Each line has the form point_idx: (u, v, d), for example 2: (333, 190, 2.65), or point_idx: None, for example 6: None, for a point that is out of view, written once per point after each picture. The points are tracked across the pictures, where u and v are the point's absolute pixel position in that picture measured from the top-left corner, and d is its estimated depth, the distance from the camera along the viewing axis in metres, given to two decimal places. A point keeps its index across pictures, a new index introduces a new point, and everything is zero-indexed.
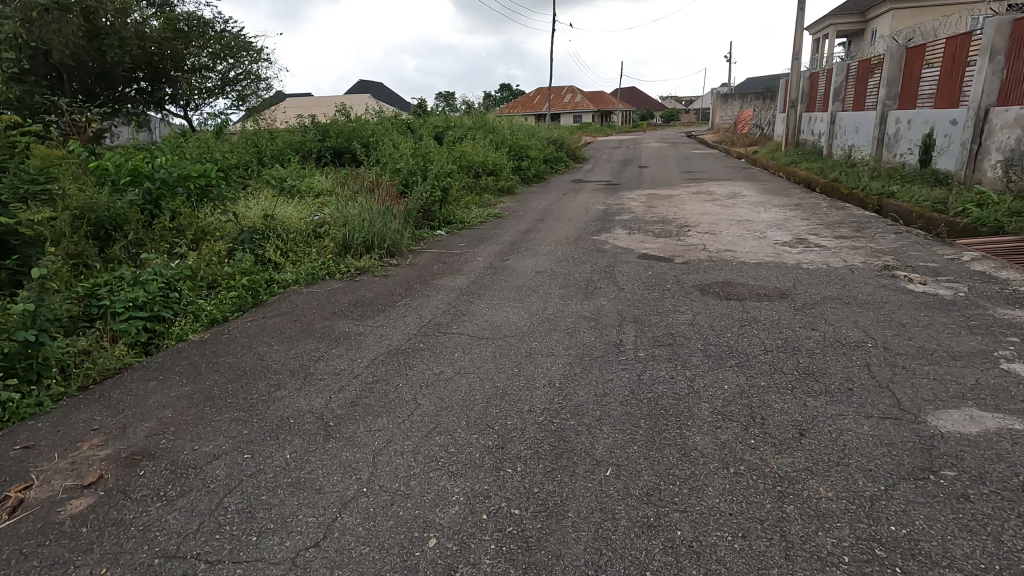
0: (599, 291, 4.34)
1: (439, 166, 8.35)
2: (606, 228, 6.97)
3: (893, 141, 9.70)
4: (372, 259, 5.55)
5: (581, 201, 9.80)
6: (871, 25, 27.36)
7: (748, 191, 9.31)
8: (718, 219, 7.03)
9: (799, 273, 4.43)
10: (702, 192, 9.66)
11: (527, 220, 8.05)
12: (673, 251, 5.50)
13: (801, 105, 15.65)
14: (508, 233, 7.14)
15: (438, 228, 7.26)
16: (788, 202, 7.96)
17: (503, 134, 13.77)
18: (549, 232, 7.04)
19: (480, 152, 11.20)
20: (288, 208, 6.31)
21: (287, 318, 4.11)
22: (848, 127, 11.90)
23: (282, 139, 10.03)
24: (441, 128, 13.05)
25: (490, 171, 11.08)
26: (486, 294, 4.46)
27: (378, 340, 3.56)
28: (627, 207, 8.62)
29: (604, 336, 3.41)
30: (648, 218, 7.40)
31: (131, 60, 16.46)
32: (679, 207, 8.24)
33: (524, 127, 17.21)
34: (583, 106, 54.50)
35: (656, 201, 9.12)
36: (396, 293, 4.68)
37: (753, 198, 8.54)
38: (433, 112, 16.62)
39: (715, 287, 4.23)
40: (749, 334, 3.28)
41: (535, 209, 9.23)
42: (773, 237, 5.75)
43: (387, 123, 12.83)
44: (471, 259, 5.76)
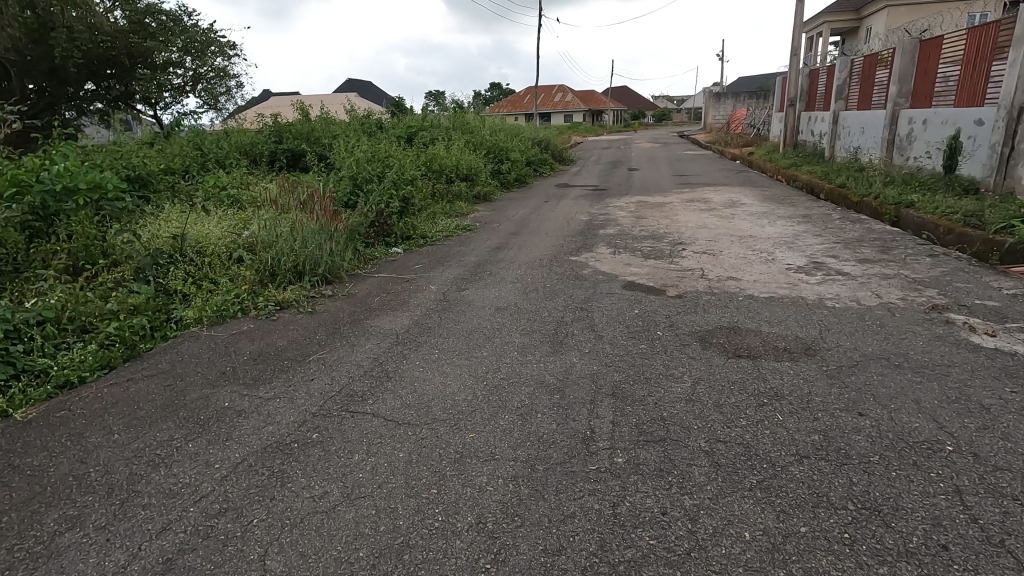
0: (570, 339, 3.40)
1: (398, 172, 7.35)
2: (587, 245, 6.05)
3: (906, 143, 8.82)
4: (299, 290, 4.57)
5: (563, 210, 8.87)
6: (865, 23, 26.54)
7: (747, 199, 8.40)
8: (717, 234, 6.10)
9: (823, 315, 3.51)
10: (696, 200, 8.74)
11: (499, 234, 7.10)
12: (664, 278, 4.58)
13: (801, 105, 14.75)
14: (475, 251, 6.19)
15: (392, 245, 6.30)
16: (794, 213, 7.06)
17: (482, 135, 12.78)
18: (523, 249, 6.10)
19: (453, 156, 10.21)
20: (206, 225, 5.30)
21: (157, 383, 3.11)
22: (854, 128, 11.00)
23: (229, 141, 9.00)
24: (414, 129, 12.05)
25: (464, 176, 10.09)
26: (427, 344, 3.49)
27: (259, 427, 2.58)
28: (614, 218, 7.70)
29: (570, 420, 2.47)
30: (637, 233, 6.48)
31: (84, 55, 15.28)
32: (671, 218, 7.33)
33: (507, 127, 16.20)
34: (574, 105, 53.62)
35: (647, 210, 8.20)
36: (315, 339, 3.69)
37: (753, 207, 7.65)
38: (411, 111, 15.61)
39: (719, 336, 3.29)
40: (772, 423, 2.34)
41: (512, 219, 8.28)
42: (784, 260, 4.83)
43: (354, 123, 11.80)
44: (422, 288, 4.79)
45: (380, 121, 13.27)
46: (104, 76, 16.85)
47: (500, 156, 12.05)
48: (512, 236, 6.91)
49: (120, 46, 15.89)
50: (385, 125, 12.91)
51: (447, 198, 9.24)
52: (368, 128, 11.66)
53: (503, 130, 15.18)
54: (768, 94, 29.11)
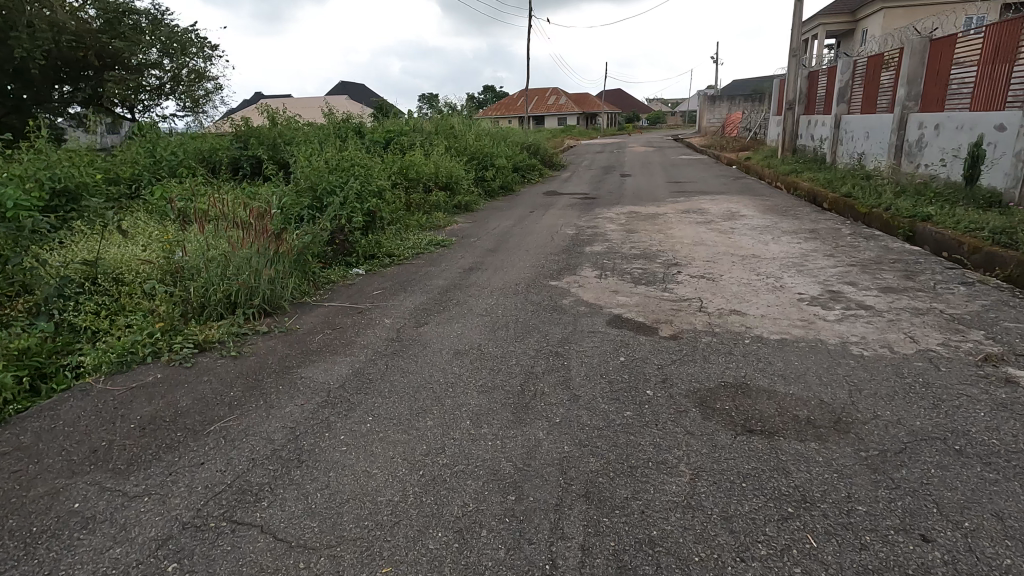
0: (539, 401, 2.74)
1: (364, 181, 6.67)
2: (571, 265, 5.41)
3: (917, 149, 8.22)
4: (228, 327, 3.88)
5: (549, 221, 8.23)
6: (861, 25, 26.06)
7: (747, 210, 7.78)
8: (716, 253, 5.47)
9: (850, 366, 2.87)
10: (692, 211, 8.12)
11: (475, 250, 6.44)
12: (657, 310, 3.94)
13: (800, 108, 14.16)
14: (446, 272, 5.54)
15: (353, 267, 5.63)
16: (800, 227, 6.43)
17: (466, 140, 12.13)
18: (500, 270, 5.44)
19: (432, 163, 9.55)
20: (130, 249, 4.61)
21: (6, 466, 2.43)
22: (858, 133, 10.42)
23: (187, 148, 8.30)
24: (394, 134, 11.39)
25: (442, 185, 9.43)
26: (362, 405, 2.82)
27: (105, 549, 1.89)
28: (602, 232, 7.07)
29: (525, 544, 1.80)
30: (627, 251, 5.84)
31: (49, 57, 14.49)
32: (665, 232, 6.70)
33: (495, 131, 15.57)
34: (568, 109, 53.13)
35: (639, 223, 7.57)
36: (227, 397, 3.00)
37: (754, 220, 7.02)
38: (394, 116, 14.94)
39: (722, 399, 2.65)
40: (802, 555, 1.68)
41: (493, 232, 7.63)
42: (794, 288, 4.20)
43: (330, 128, 11.12)
44: (375, 322, 4.11)
45: (359, 124, 12.60)
46: (78, 78, 16.21)
47: (485, 162, 11.40)
48: (489, 253, 6.26)
49: (90, 46, 15.24)
50: (364, 129, 12.24)
51: (424, 209, 8.59)
52: (344, 132, 10.98)
53: (489, 134, 14.54)
54: (763, 97, 28.61)
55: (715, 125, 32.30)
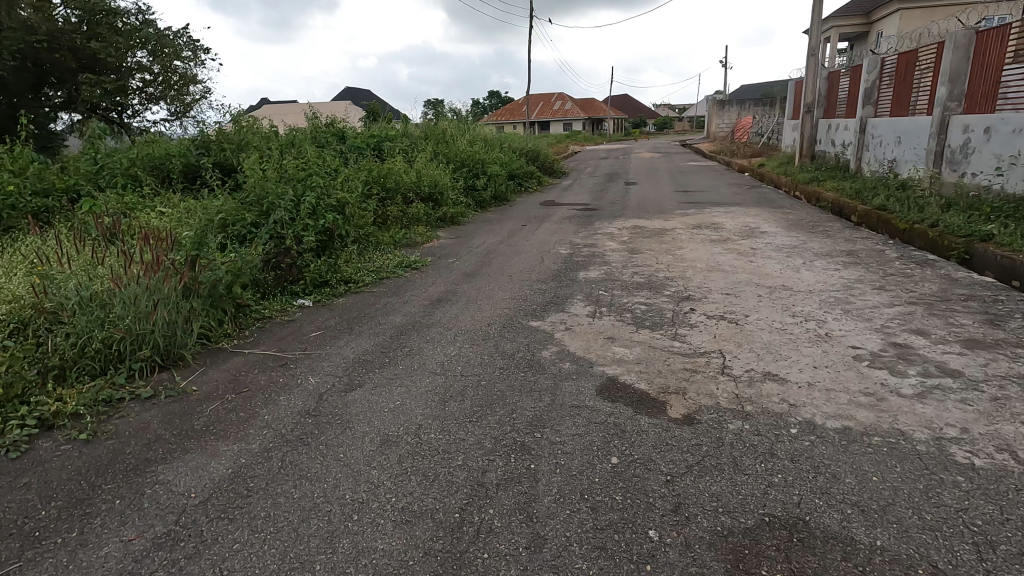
0: (483, 550, 1.77)
1: (323, 193, 5.75)
2: (559, 297, 4.45)
3: (962, 155, 7.20)
4: (94, 394, 2.92)
5: (542, 237, 7.28)
6: (875, 27, 25.00)
7: (768, 226, 6.80)
8: (737, 283, 4.50)
9: (962, 493, 1.88)
10: (705, 227, 7.14)
11: (451, 275, 5.50)
12: (664, 372, 2.97)
13: (820, 110, 13.17)
14: (408, 304, 4.59)
15: (297, 298, 4.70)
16: (834, 249, 5.44)
17: (457, 146, 11.23)
18: (473, 303, 4.50)
19: (414, 172, 8.65)
20: (2, 281, 3.68)
21: None
22: (888, 138, 9.45)
23: (134, 153, 7.38)
24: (377, 139, 10.49)
25: (424, 196, 8.53)
26: (214, 549, 1.85)
27: None
28: (601, 252, 6.11)
29: None
30: (628, 278, 4.88)
31: (18, 59, 13.70)
32: (674, 254, 5.73)
33: (491, 136, 14.66)
34: (573, 114, 52.30)
35: (644, 240, 6.60)
36: (31, 522, 2.04)
37: (778, 238, 6.04)
38: (383, 120, 14.05)
39: (770, 557, 1.66)
40: None
41: (476, 250, 6.69)
42: (845, 338, 3.22)
43: (307, 132, 10.23)
44: (296, 383, 3.15)
45: (343, 128, 11.71)
46: (53, 82, 15.44)
47: (475, 169, 10.47)
48: (466, 278, 5.31)
49: (64, 48, 14.52)
50: (346, 134, 11.35)
51: (401, 223, 7.67)
52: (322, 137, 10.10)
53: (484, 140, 13.63)
54: (774, 101, 27.57)
55: (724, 131, 31.28)
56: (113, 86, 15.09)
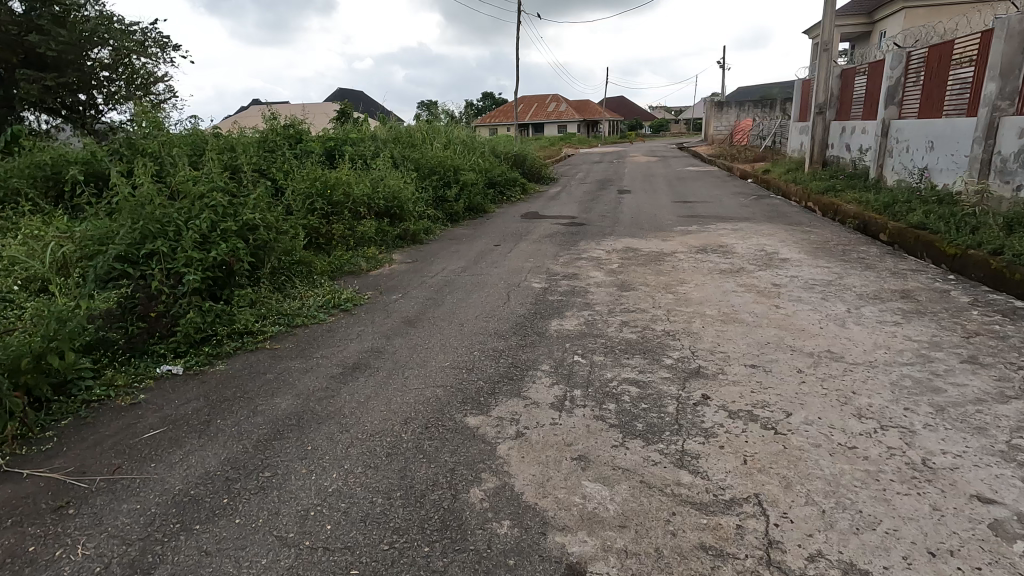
0: None
1: (226, 213, 4.47)
2: (518, 366, 3.22)
3: (1018, 164, 6.01)
4: None
5: (516, 261, 6.05)
6: (878, 26, 23.89)
7: (789, 251, 5.59)
8: (764, 346, 3.27)
9: None
10: (711, 250, 5.92)
11: (388, 321, 4.26)
12: (668, 555, 1.72)
13: (832, 112, 12.02)
14: (312, 374, 3.34)
15: (161, 363, 3.43)
16: (882, 288, 4.22)
17: (427, 151, 9.99)
18: (400, 372, 3.26)
19: (369, 182, 7.41)
20: None
21: None
22: (918, 143, 8.29)
23: (19, 160, 6.07)
24: (335, 142, 9.24)
25: (380, 210, 7.30)
26: None
27: None
28: (584, 285, 4.89)
29: None
30: (615, 333, 3.65)
31: None
32: (675, 291, 4.51)
33: (472, 139, 13.43)
34: (566, 116, 51.11)
35: (638, 268, 5.38)
36: None
37: (805, 271, 4.82)
38: (352, 122, 12.79)
39: None
40: None
41: (431, 280, 5.45)
42: (959, 476, 1.99)
43: (253, 135, 8.95)
44: (52, 557, 1.89)
45: (302, 130, 10.45)
46: None
47: (447, 177, 9.24)
48: (405, 327, 4.09)
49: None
50: (304, 137, 10.09)
51: (347, 245, 6.44)
52: (271, 142, 8.84)
53: (463, 143, 12.37)
54: (773, 104, 26.42)
55: (722, 133, 30.10)
56: (53, 83, 13.70)
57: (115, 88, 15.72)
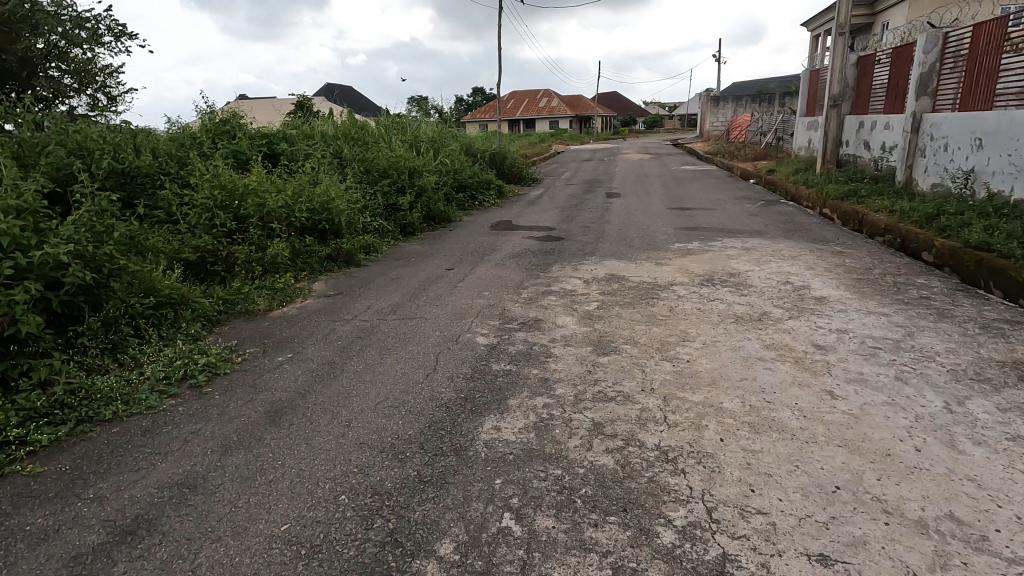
0: None
1: (14, 248, 3.02)
2: (400, 544, 1.81)
3: None
4: None
5: (466, 295, 4.66)
6: (880, 17, 22.52)
7: (823, 286, 4.23)
8: (831, 496, 1.90)
9: None
10: (720, 282, 4.54)
11: (246, 411, 2.85)
12: None
13: (847, 105, 10.66)
14: (46, 550, 1.91)
15: None
16: (982, 359, 2.86)
17: (382, 149, 8.56)
18: (192, 552, 1.84)
19: (291, 190, 5.97)
20: None
21: None
22: (960, 140, 6.94)
23: None
24: (267, 140, 7.78)
25: (305, 225, 5.88)
26: None
27: None
28: (547, 341, 3.50)
29: None
30: (582, 453, 2.26)
31: None
32: (675, 357, 3.13)
33: (443, 135, 12.00)
34: (557, 112, 49.61)
35: (624, 310, 4.00)
36: None
37: (857, 322, 3.45)
38: (306, 117, 11.30)
39: None
40: None
41: (344, 328, 4.04)
42: None
43: (167, 132, 7.49)
44: None
45: (240, 126, 9.01)
46: None
47: (402, 181, 7.83)
48: (263, 426, 2.67)
49: None
50: (239, 132, 8.64)
51: (250, 272, 5.02)
52: (190, 141, 7.41)
53: (431, 140, 10.94)
54: (772, 99, 25.01)
55: (718, 130, 28.69)
56: None
57: (52, 79, 14.20)
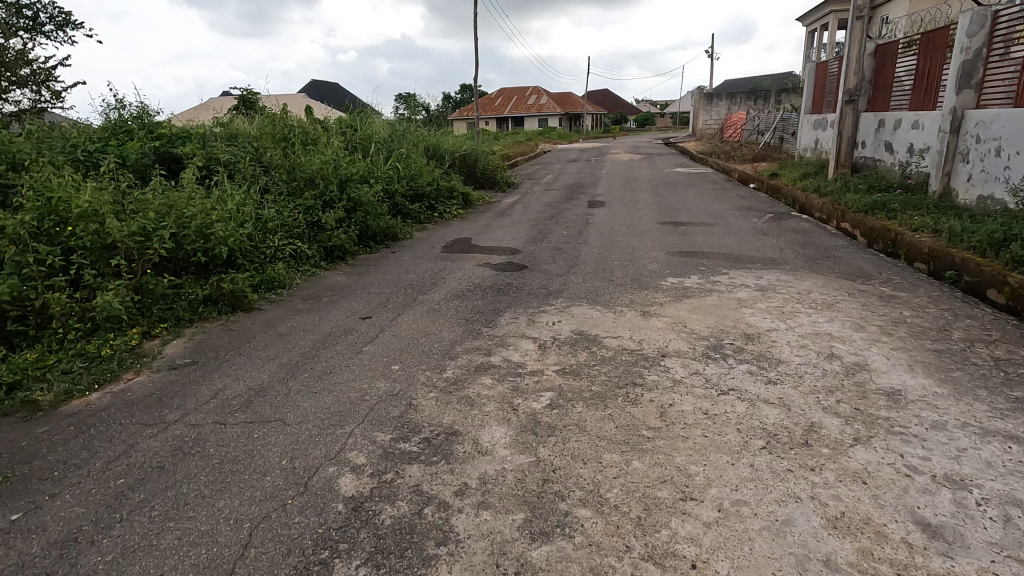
0: None
1: None
2: None
3: None
4: None
5: (365, 371, 3.21)
6: (880, 9, 21.28)
7: (888, 368, 2.82)
8: None
9: None
10: (734, 354, 3.12)
11: None
12: None
13: (864, 101, 9.28)
14: None
15: None
16: None
17: (314, 153, 7.08)
18: None
19: (157, 206, 4.47)
20: None
21: None
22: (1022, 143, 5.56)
23: None
24: (162, 142, 6.27)
25: (175, 257, 4.41)
26: None
27: None
28: (450, 495, 2.05)
29: None
30: None
31: None
32: (669, 555, 1.71)
33: (404, 136, 10.52)
34: (546, 109, 48.15)
35: (589, 414, 2.57)
36: None
37: (976, 463, 2.04)
38: (243, 113, 9.78)
39: None
40: None
41: (151, 441, 2.58)
42: None
43: (34, 131, 5.97)
44: None
45: (147, 122, 7.48)
46: None
47: (331, 193, 6.36)
48: None
49: None
50: (142, 129, 7.11)
51: (70, 332, 3.55)
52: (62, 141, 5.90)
53: (385, 140, 9.45)
54: (768, 96, 23.70)
55: (711, 128, 27.38)
56: None
57: None
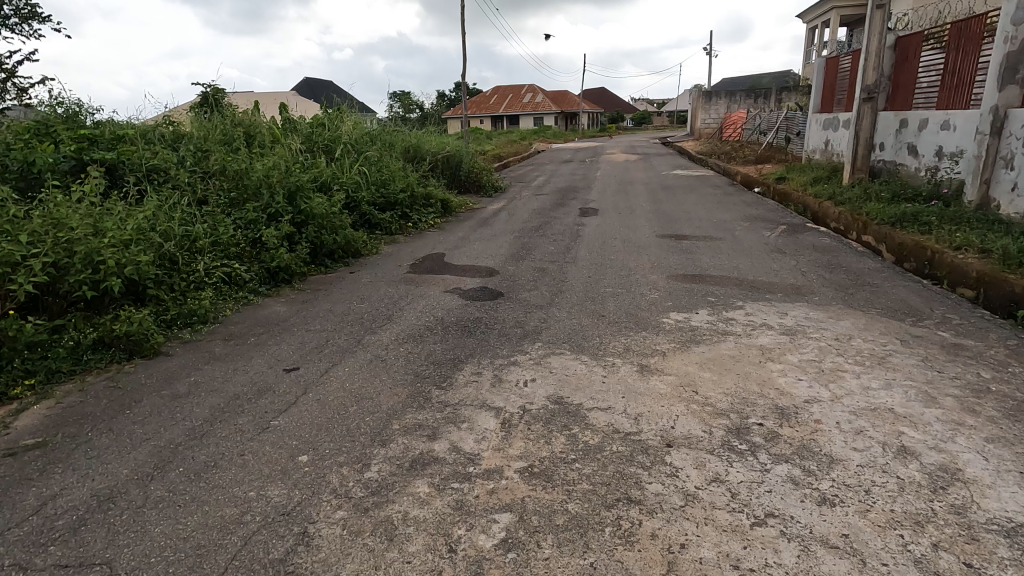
0: None
1: None
2: None
3: None
4: None
5: (259, 468, 2.34)
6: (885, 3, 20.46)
7: (989, 478, 1.98)
8: None
9: None
10: (766, 445, 2.27)
11: None
12: None
13: (883, 99, 8.43)
14: None
15: None
16: None
17: (264, 157, 6.19)
18: None
19: (35, 227, 3.58)
20: None
21: None
22: None
23: None
24: (80, 144, 5.37)
25: (56, 290, 3.53)
26: None
27: None
28: None
29: None
30: None
31: None
32: None
33: (379, 137, 9.62)
34: (541, 108, 47.25)
35: (561, 565, 1.71)
36: None
37: None
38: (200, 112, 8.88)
39: None
40: None
41: None
42: None
43: None
44: None
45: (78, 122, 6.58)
46: None
47: (277, 204, 5.47)
48: None
49: None
50: (69, 126, 6.20)
51: None
52: None
53: (356, 142, 8.56)
54: (768, 93, 22.87)
55: (710, 128, 26.55)
56: None
57: None
